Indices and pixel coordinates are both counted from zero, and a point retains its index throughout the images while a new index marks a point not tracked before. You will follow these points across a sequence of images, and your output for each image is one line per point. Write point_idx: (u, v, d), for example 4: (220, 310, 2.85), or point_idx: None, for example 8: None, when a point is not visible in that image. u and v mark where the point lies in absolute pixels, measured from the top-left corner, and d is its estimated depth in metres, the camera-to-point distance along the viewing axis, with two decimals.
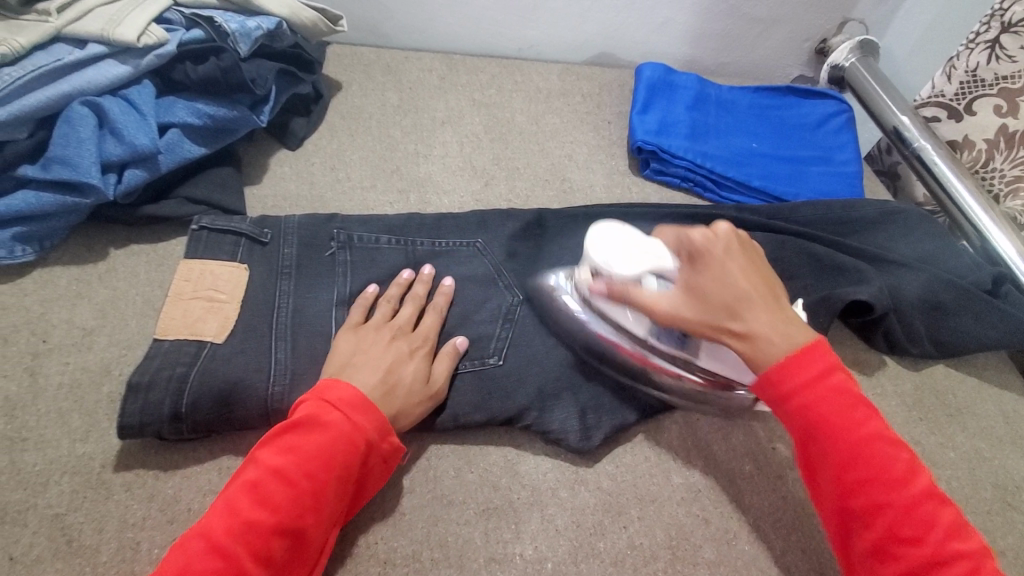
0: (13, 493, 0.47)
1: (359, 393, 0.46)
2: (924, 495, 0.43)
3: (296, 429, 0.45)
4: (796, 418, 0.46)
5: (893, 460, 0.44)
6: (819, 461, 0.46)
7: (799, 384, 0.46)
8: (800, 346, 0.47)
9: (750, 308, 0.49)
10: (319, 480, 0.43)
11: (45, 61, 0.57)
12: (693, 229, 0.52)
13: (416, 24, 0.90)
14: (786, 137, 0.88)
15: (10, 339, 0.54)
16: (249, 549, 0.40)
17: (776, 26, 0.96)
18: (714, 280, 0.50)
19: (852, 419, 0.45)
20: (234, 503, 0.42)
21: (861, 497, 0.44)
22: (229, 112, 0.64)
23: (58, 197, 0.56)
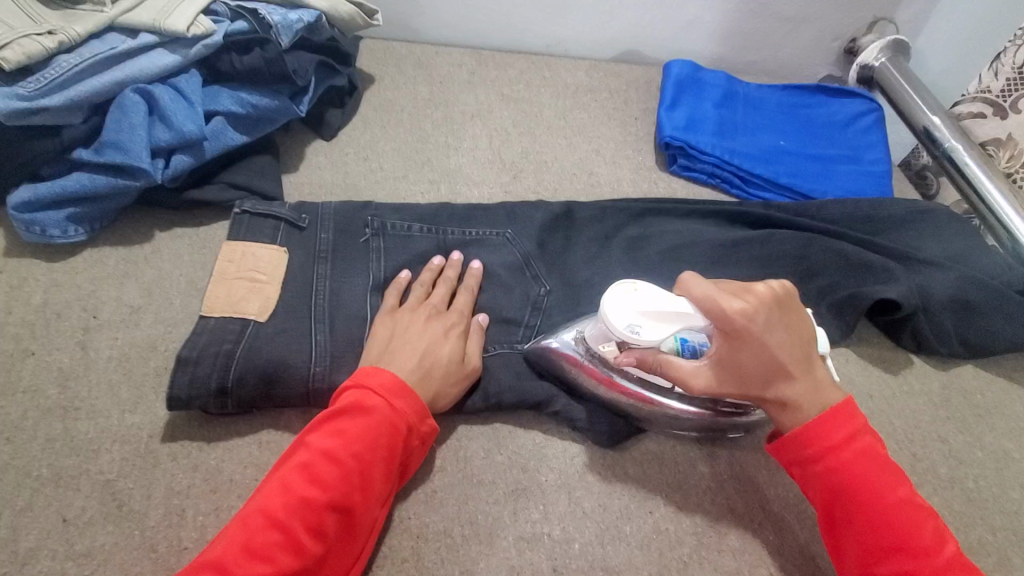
0: (67, 458, 0.49)
1: (397, 379, 0.48)
2: (951, 563, 0.43)
3: (341, 414, 0.46)
4: (822, 478, 0.46)
5: (923, 527, 0.44)
6: (841, 520, 0.46)
7: (829, 444, 0.47)
8: (832, 407, 0.48)
9: (785, 379, 0.48)
10: (366, 460, 0.45)
11: (100, 49, 0.60)
12: (729, 303, 0.47)
13: (447, 20, 0.91)
14: (815, 135, 0.88)
15: (63, 315, 0.57)
16: (304, 524, 0.41)
17: (805, 25, 0.96)
18: (753, 359, 0.47)
19: (882, 483, 0.45)
20: (288, 483, 0.43)
21: (885, 563, 0.43)
22: (271, 102, 0.67)
23: (111, 180, 0.59)
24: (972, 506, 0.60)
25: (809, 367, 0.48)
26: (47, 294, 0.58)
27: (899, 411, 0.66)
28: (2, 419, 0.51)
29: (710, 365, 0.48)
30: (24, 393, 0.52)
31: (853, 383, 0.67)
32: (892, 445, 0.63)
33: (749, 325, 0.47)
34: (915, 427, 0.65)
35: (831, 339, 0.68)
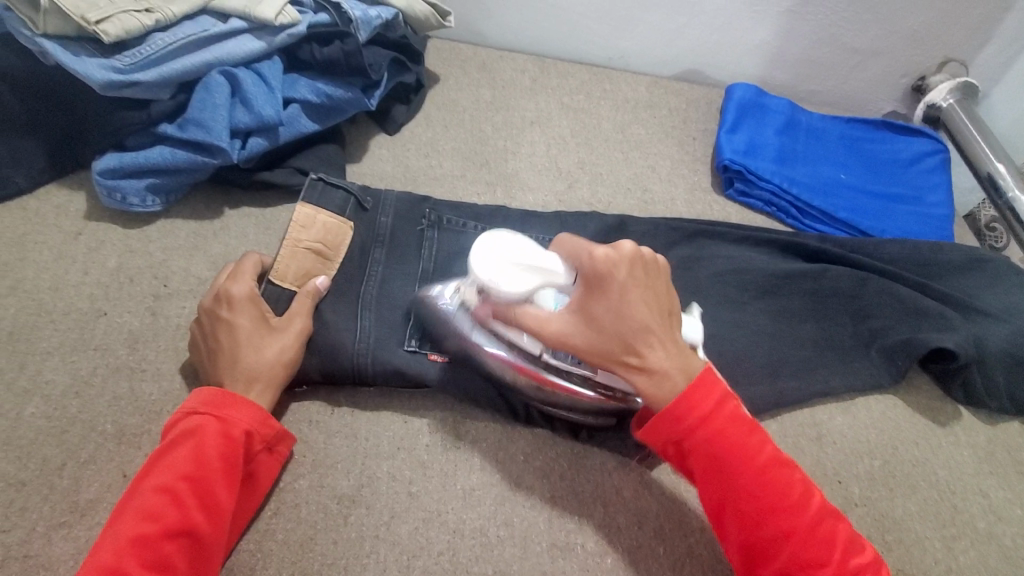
0: (131, 417, 0.52)
1: (218, 391, 0.48)
2: (822, 516, 0.44)
3: (168, 445, 0.45)
4: (703, 450, 0.45)
5: (791, 483, 0.45)
6: (719, 490, 0.45)
7: (700, 415, 0.45)
8: (694, 374, 0.46)
9: (641, 340, 0.46)
10: (199, 476, 0.43)
11: (193, 31, 0.62)
12: (598, 249, 0.45)
13: (513, 26, 0.92)
14: (876, 172, 0.87)
15: (135, 280, 0.59)
16: (141, 561, 0.40)
17: (874, 59, 0.95)
18: (610, 312, 0.45)
19: (750, 447, 0.46)
20: (117, 532, 0.41)
21: (766, 527, 0.44)
22: (345, 93, 0.69)
23: (190, 155, 0.61)
24: (1009, 565, 0.59)
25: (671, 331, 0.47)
26: (122, 259, 0.60)
27: (944, 461, 0.65)
28: (74, 373, 0.53)
29: (567, 319, 0.46)
30: (95, 350, 0.55)
31: (898, 428, 0.66)
32: (934, 496, 0.62)
33: (614, 276, 0.45)
34: (957, 479, 0.64)
35: (878, 383, 0.67)
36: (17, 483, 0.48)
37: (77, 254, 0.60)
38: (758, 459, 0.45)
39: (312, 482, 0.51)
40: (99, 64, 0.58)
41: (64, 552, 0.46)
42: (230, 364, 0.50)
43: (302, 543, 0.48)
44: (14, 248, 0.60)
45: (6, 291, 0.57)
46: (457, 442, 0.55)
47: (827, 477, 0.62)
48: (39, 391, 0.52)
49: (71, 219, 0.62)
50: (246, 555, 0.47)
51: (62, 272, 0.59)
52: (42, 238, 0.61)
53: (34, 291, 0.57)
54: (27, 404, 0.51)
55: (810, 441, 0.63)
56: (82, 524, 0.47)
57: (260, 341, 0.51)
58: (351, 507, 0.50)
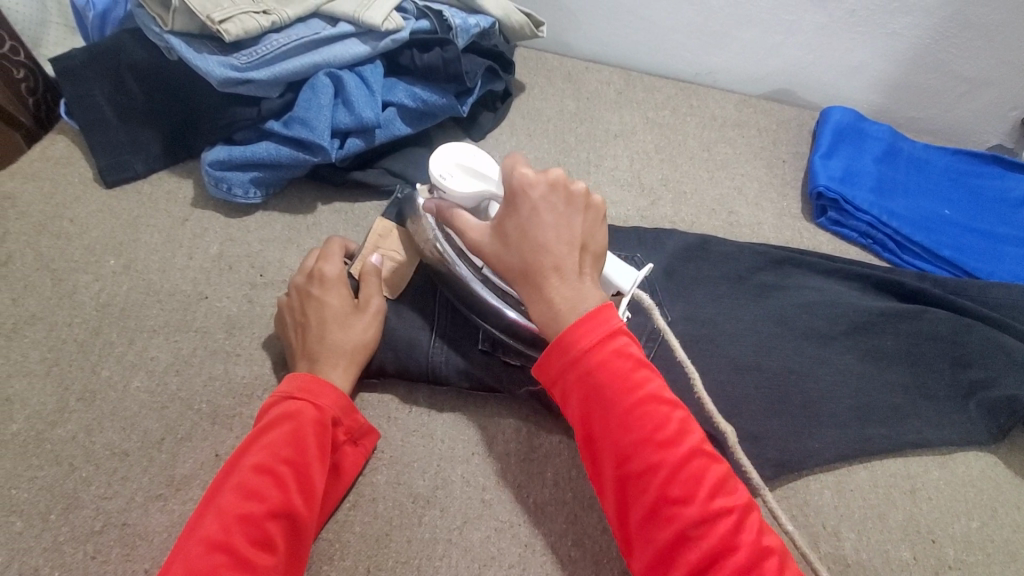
0: (224, 399, 0.54)
1: (317, 378, 0.50)
2: (693, 454, 0.41)
3: (267, 426, 0.46)
4: (581, 383, 0.43)
5: (666, 419, 0.42)
6: (599, 426, 0.43)
7: (586, 347, 0.43)
8: (588, 310, 0.45)
9: (543, 263, 0.46)
10: (299, 460, 0.45)
11: (305, 33, 0.65)
12: (515, 170, 0.48)
13: (601, 37, 0.92)
14: (984, 210, 0.80)
15: (234, 268, 0.62)
16: (248, 538, 0.40)
17: (984, 88, 0.88)
18: (515, 226, 0.48)
19: (629, 381, 0.43)
20: (222, 509, 0.41)
21: (636, 461, 0.41)
22: (440, 99, 0.70)
23: (293, 152, 0.64)
24: None
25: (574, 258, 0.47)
26: (223, 247, 0.63)
27: None
28: (176, 352, 0.56)
29: (488, 227, 0.50)
30: (195, 331, 0.58)
31: (999, 489, 0.61)
32: None
33: (526, 195, 0.47)
34: None
35: (975, 441, 0.62)
36: (122, 452, 0.51)
37: (184, 239, 0.64)
38: (637, 393, 0.43)
39: (389, 479, 0.52)
40: (219, 62, 0.62)
41: (159, 523, 0.48)
42: (319, 340, 0.52)
43: (378, 538, 0.49)
44: (128, 229, 0.64)
45: (120, 269, 0.61)
46: (531, 454, 0.55)
47: (918, 534, 0.57)
48: (144, 366, 0.55)
49: (180, 205, 0.66)
50: (324, 544, 0.48)
51: (169, 255, 0.62)
52: (152, 221, 0.64)
53: (144, 271, 0.61)
54: (133, 378, 0.54)
55: (902, 493, 0.59)
56: (177, 498, 0.49)
57: (344, 321, 0.53)
58: (425, 508, 0.51)
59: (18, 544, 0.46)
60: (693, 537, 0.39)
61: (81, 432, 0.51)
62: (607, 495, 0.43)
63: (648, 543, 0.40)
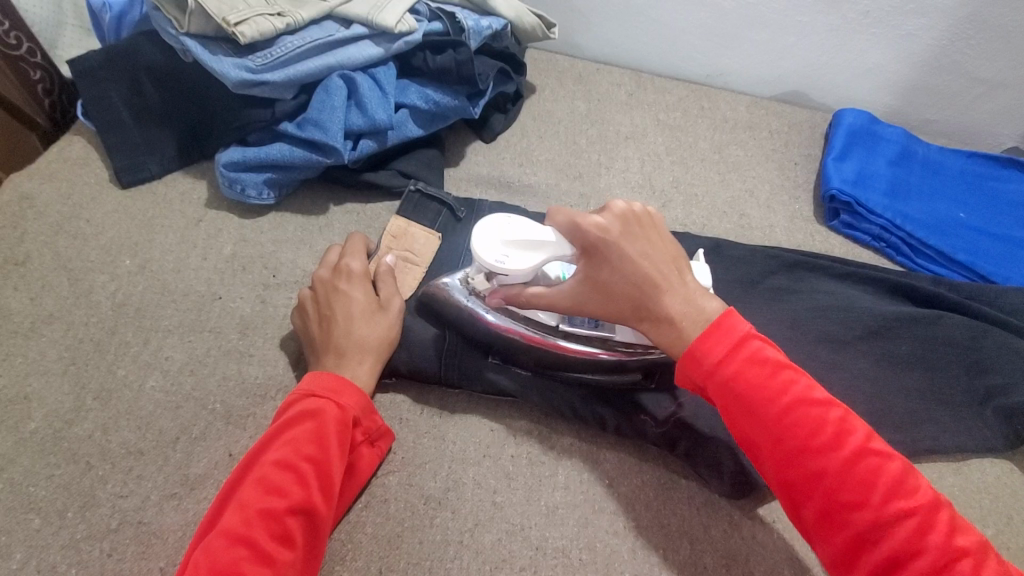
0: (238, 399, 0.54)
1: (339, 377, 0.50)
2: (861, 456, 0.41)
3: (289, 423, 0.47)
4: (721, 393, 0.44)
5: (823, 420, 0.42)
6: (750, 436, 0.44)
7: (719, 358, 0.45)
8: (709, 321, 0.46)
9: (654, 297, 0.47)
10: (321, 459, 0.45)
11: (319, 35, 0.65)
12: (585, 219, 0.48)
13: (612, 39, 0.92)
14: (1000, 213, 0.80)
15: (248, 269, 0.63)
16: (269, 533, 0.42)
17: (1000, 90, 0.87)
18: (615, 274, 0.48)
19: (771, 387, 0.43)
20: (244, 503, 0.43)
21: (797, 467, 0.42)
22: (452, 101, 0.70)
23: (306, 154, 0.64)
24: None
25: (677, 278, 0.48)
26: (236, 248, 0.64)
27: None
28: (190, 352, 0.57)
29: (578, 281, 0.50)
30: (209, 332, 0.58)
31: (1015, 497, 0.60)
32: None
33: (608, 239, 0.48)
34: None
35: (990, 448, 0.61)
36: (137, 451, 0.51)
37: (198, 240, 0.64)
38: (783, 399, 0.43)
39: (401, 480, 0.52)
40: (234, 64, 0.62)
41: (174, 522, 0.48)
42: (343, 333, 0.53)
43: (390, 539, 0.49)
44: (143, 230, 0.64)
45: (136, 270, 0.61)
46: (542, 456, 0.55)
47: None
48: (159, 365, 0.56)
49: (194, 206, 0.67)
50: (337, 545, 0.49)
51: (184, 256, 0.63)
52: (167, 222, 0.65)
53: (159, 272, 0.61)
54: (148, 377, 0.55)
55: None
56: (191, 497, 0.50)
57: (368, 316, 0.54)
58: (437, 509, 0.51)
59: (37, 540, 0.47)
60: (875, 541, 0.39)
61: (98, 431, 0.52)
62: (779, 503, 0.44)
63: (825, 547, 0.41)
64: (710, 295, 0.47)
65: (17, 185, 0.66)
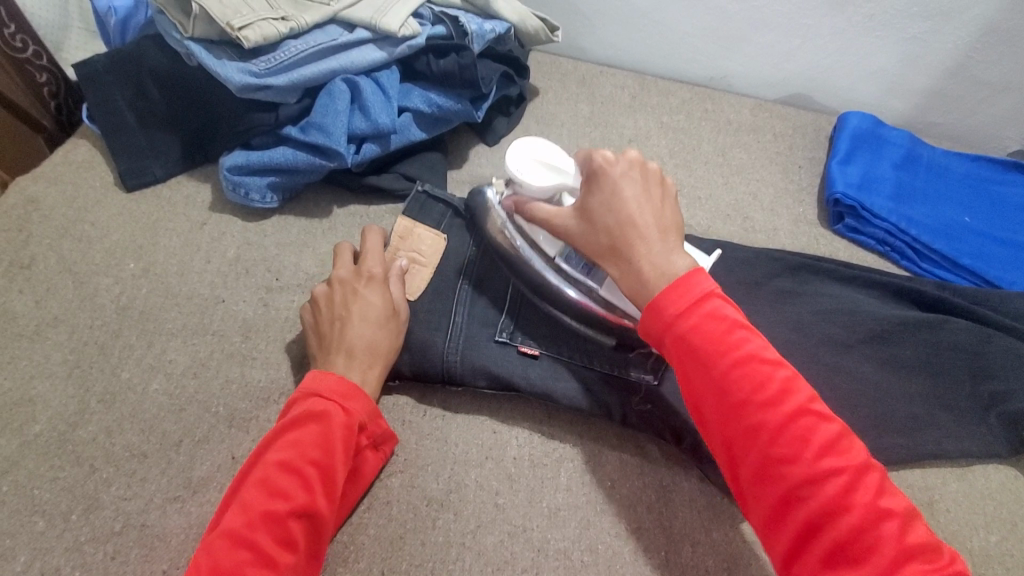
0: (241, 402, 0.55)
1: (347, 381, 0.50)
2: (801, 413, 0.41)
3: (293, 424, 0.47)
4: (677, 347, 0.45)
5: (770, 378, 0.43)
6: (700, 389, 0.45)
7: (680, 311, 0.46)
8: (676, 275, 0.47)
9: (629, 238, 0.50)
10: (325, 463, 0.45)
11: (322, 39, 0.65)
12: (596, 154, 0.53)
13: (615, 42, 0.92)
14: (1006, 217, 0.79)
15: (251, 271, 0.63)
16: (271, 535, 0.42)
17: (1007, 93, 0.86)
18: (602, 204, 0.51)
19: (724, 342, 0.44)
20: (247, 503, 0.43)
21: (740, 421, 0.43)
22: (455, 105, 0.70)
23: (309, 158, 0.65)
24: None
25: (659, 232, 0.50)
26: (240, 251, 0.64)
27: None
28: (193, 355, 0.57)
29: (571, 211, 0.53)
30: (213, 335, 0.58)
31: (1021, 503, 0.60)
32: None
33: (608, 174, 0.52)
34: None
35: (995, 454, 0.61)
36: (140, 454, 0.52)
37: (202, 242, 0.64)
38: (735, 355, 0.44)
39: (402, 482, 0.52)
40: (238, 68, 0.62)
41: (177, 524, 0.49)
42: (358, 337, 0.53)
43: (392, 541, 0.49)
44: (148, 233, 0.64)
45: (140, 273, 0.62)
46: (544, 458, 0.55)
47: None
48: (162, 368, 0.56)
49: (198, 209, 0.67)
50: (339, 546, 0.49)
51: (187, 259, 0.63)
52: (171, 225, 0.65)
53: (163, 275, 0.62)
54: (151, 381, 0.55)
55: (919, 506, 0.58)
56: (194, 500, 0.50)
57: (383, 321, 0.54)
58: (438, 511, 0.51)
59: (42, 543, 0.47)
60: (804, 496, 0.40)
61: (102, 434, 0.52)
62: (718, 457, 0.45)
63: (759, 502, 0.42)
64: (685, 254, 0.49)
65: (24, 188, 0.66)
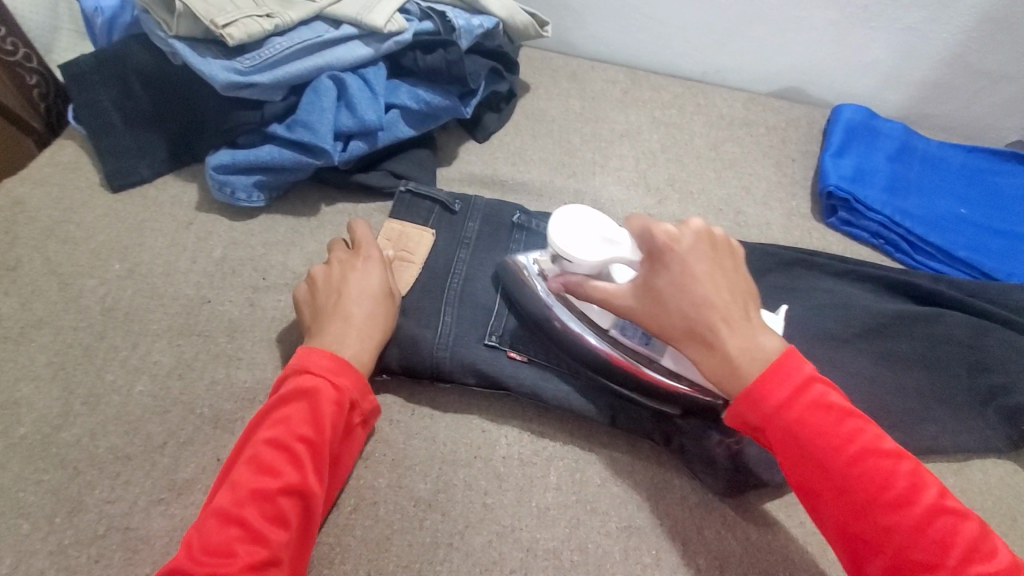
0: (226, 403, 0.54)
1: (337, 358, 0.48)
2: (934, 512, 0.40)
3: (283, 402, 0.46)
4: (787, 443, 0.43)
5: (892, 473, 0.41)
6: (816, 488, 0.42)
7: (780, 401, 0.43)
8: (771, 360, 0.44)
9: (710, 320, 0.45)
10: (313, 439, 0.45)
11: (308, 36, 0.64)
12: (658, 226, 0.47)
13: (606, 36, 0.91)
14: (1002, 209, 0.78)
15: (237, 271, 0.62)
16: (260, 513, 0.41)
17: (1004, 83, 0.85)
18: (674, 286, 0.46)
19: (838, 435, 0.42)
20: (238, 482, 0.43)
21: (867, 522, 0.41)
22: (443, 101, 0.70)
23: (295, 155, 0.64)
24: None
25: (742, 314, 0.45)
26: (226, 250, 0.64)
27: None
28: (178, 356, 0.56)
29: (634, 290, 0.48)
30: (198, 335, 0.58)
31: (1018, 498, 0.59)
32: None
33: (676, 249, 0.46)
34: None
35: (991, 449, 0.60)
36: (124, 456, 0.51)
37: (188, 243, 0.64)
38: (851, 449, 0.42)
39: (390, 482, 0.52)
40: (223, 66, 0.62)
41: (161, 527, 0.48)
42: (352, 314, 0.52)
43: (379, 542, 0.49)
44: (133, 233, 0.64)
45: (125, 274, 0.61)
46: (534, 458, 0.54)
47: None
48: (147, 370, 0.55)
49: (184, 209, 0.66)
50: (325, 548, 0.48)
51: (173, 259, 0.62)
52: (157, 226, 0.65)
53: (148, 275, 0.61)
54: (136, 382, 0.55)
55: None
56: (178, 503, 0.49)
57: (377, 299, 0.54)
58: (426, 512, 0.50)
59: (25, 546, 0.47)
60: None
61: (85, 436, 0.52)
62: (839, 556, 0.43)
63: None
64: (770, 331, 0.46)
65: (10, 189, 0.66)
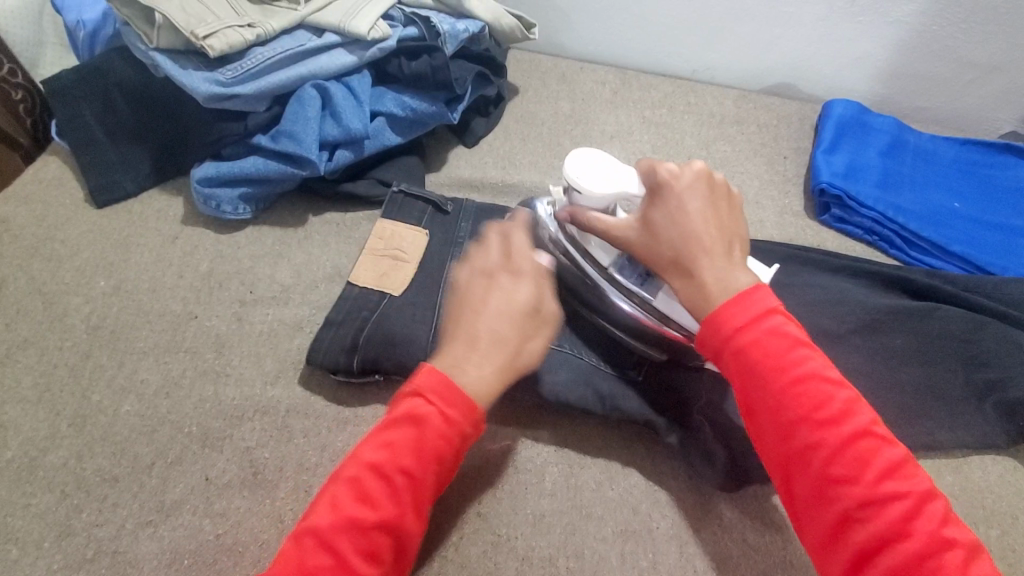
0: (215, 421, 0.53)
1: (453, 387, 0.44)
2: (863, 434, 0.39)
3: (392, 423, 0.43)
4: (732, 361, 0.43)
5: (831, 398, 0.40)
6: (756, 405, 0.42)
7: (734, 325, 0.43)
8: (743, 288, 0.44)
9: (693, 251, 0.47)
10: (416, 476, 0.41)
11: (291, 45, 0.64)
12: (661, 165, 0.50)
13: (594, 37, 0.90)
14: (996, 201, 0.78)
15: (224, 285, 0.61)
16: (354, 544, 0.39)
17: (995, 74, 0.85)
18: (666, 219, 0.48)
19: (786, 358, 0.42)
20: (336, 505, 0.40)
21: (799, 439, 0.40)
22: (429, 107, 0.69)
23: (281, 167, 0.63)
24: None
25: (728, 249, 0.47)
26: (213, 264, 0.63)
27: None
28: (166, 373, 0.56)
29: (633, 224, 0.51)
30: (185, 352, 0.57)
31: (1020, 494, 0.58)
32: None
33: (675, 186, 0.49)
34: None
35: (991, 444, 0.59)
36: (112, 478, 0.50)
37: (174, 257, 0.63)
38: (797, 372, 0.41)
39: None
40: (205, 77, 0.61)
41: (150, 550, 0.47)
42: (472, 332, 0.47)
43: None
44: (119, 250, 0.63)
45: (111, 291, 0.60)
46: (528, 464, 0.53)
47: None
48: (134, 389, 0.55)
49: (169, 223, 0.65)
50: None
51: (159, 275, 0.62)
52: (143, 241, 0.64)
53: (134, 292, 0.60)
54: (123, 402, 0.54)
55: None
56: (167, 524, 0.48)
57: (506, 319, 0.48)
58: None
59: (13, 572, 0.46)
60: (861, 518, 0.38)
61: (73, 458, 0.51)
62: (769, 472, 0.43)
63: (813, 522, 0.40)
64: (748, 270, 0.46)
65: None
